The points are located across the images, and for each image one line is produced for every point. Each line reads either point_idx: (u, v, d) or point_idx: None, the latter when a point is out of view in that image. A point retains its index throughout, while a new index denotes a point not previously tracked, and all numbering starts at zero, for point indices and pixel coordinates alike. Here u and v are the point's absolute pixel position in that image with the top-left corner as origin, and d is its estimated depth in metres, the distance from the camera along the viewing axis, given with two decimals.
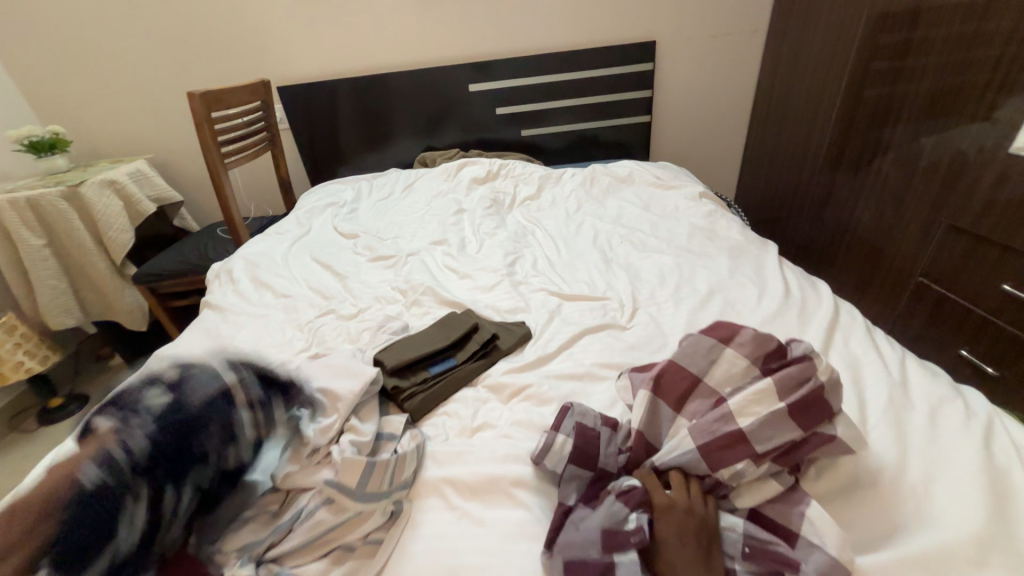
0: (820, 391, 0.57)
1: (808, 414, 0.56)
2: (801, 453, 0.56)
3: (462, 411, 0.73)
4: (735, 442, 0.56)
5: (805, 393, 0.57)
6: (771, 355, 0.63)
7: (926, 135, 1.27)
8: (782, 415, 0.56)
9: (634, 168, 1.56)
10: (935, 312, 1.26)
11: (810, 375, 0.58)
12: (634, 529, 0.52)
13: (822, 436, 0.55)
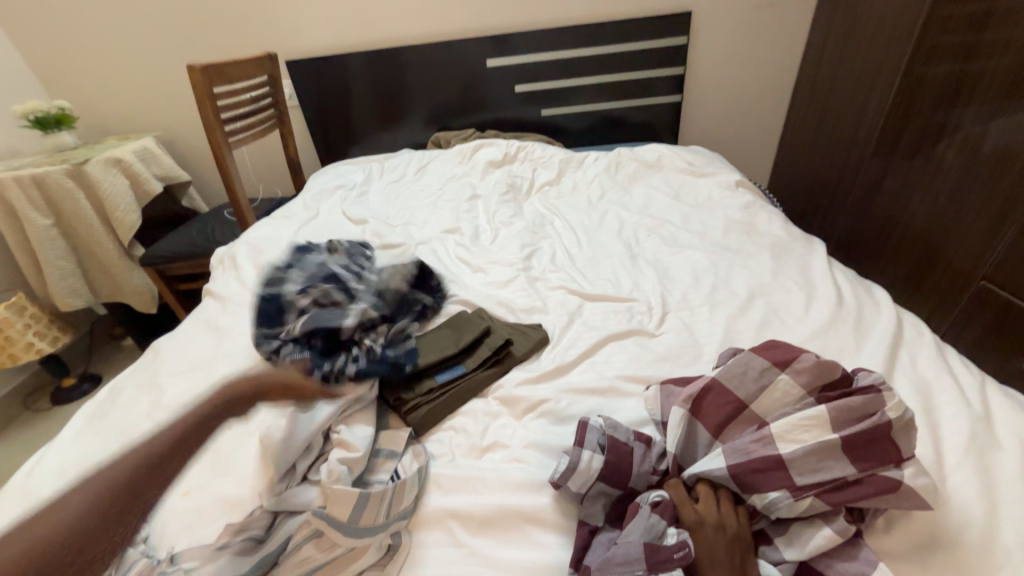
0: (885, 426, 0.47)
1: (867, 448, 0.46)
2: (853, 496, 0.45)
3: (471, 427, 0.65)
4: (772, 466, 0.48)
5: (864, 426, 0.47)
6: (831, 385, 0.54)
7: (999, 117, 1.13)
8: (830, 448, 0.47)
9: (664, 152, 1.43)
10: (999, 320, 1.14)
11: (875, 408, 0.49)
12: (676, 544, 0.45)
13: (883, 479, 0.45)
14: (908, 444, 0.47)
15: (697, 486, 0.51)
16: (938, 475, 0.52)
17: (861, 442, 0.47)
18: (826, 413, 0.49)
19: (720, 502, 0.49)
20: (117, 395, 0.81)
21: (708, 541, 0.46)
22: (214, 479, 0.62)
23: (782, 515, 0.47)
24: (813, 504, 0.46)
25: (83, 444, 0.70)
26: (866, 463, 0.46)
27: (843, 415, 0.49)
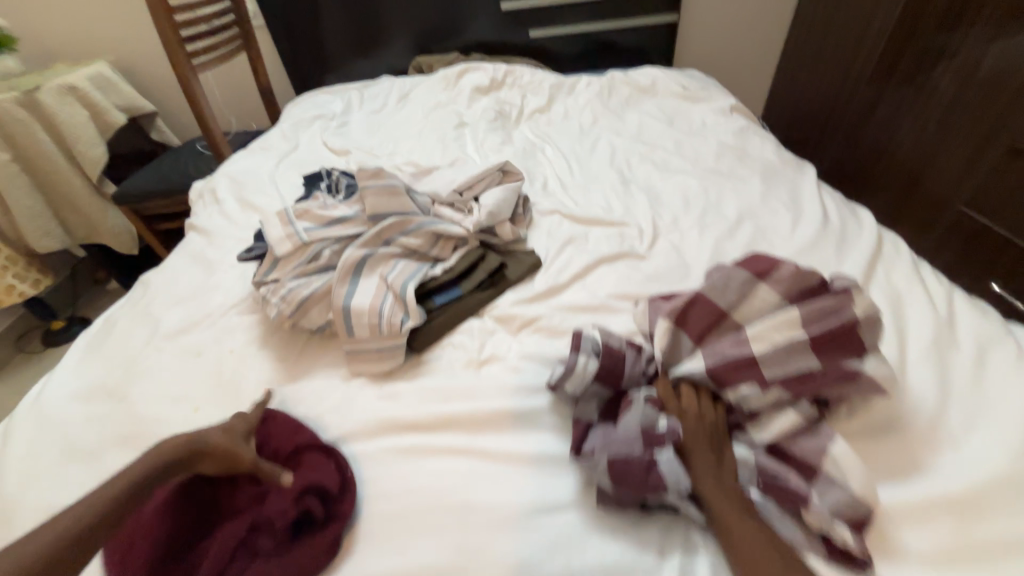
0: (850, 324, 0.50)
1: (831, 344, 0.51)
2: (818, 385, 0.50)
3: (468, 342, 0.68)
4: (745, 365, 0.52)
5: (834, 325, 0.51)
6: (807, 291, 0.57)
7: (1006, 37, 1.09)
8: (800, 345, 0.51)
9: (658, 76, 1.37)
10: (970, 243, 1.19)
11: (845, 308, 0.52)
12: (667, 428, 0.50)
13: (844, 371, 0.49)
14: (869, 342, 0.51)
15: (680, 386, 0.55)
16: (899, 368, 0.56)
17: (826, 340, 0.51)
18: (795, 315, 0.53)
19: (701, 397, 0.53)
20: (112, 326, 0.81)
21: (691, 426, 0.50)
22: (223, 397, 0.65)
23: (751, 406, 0.51)
24: (780, 395, 0.50)
25: (86, 371, 0.72)
26: (831, 359, 0.50)
27: (810, 316, 0.52)
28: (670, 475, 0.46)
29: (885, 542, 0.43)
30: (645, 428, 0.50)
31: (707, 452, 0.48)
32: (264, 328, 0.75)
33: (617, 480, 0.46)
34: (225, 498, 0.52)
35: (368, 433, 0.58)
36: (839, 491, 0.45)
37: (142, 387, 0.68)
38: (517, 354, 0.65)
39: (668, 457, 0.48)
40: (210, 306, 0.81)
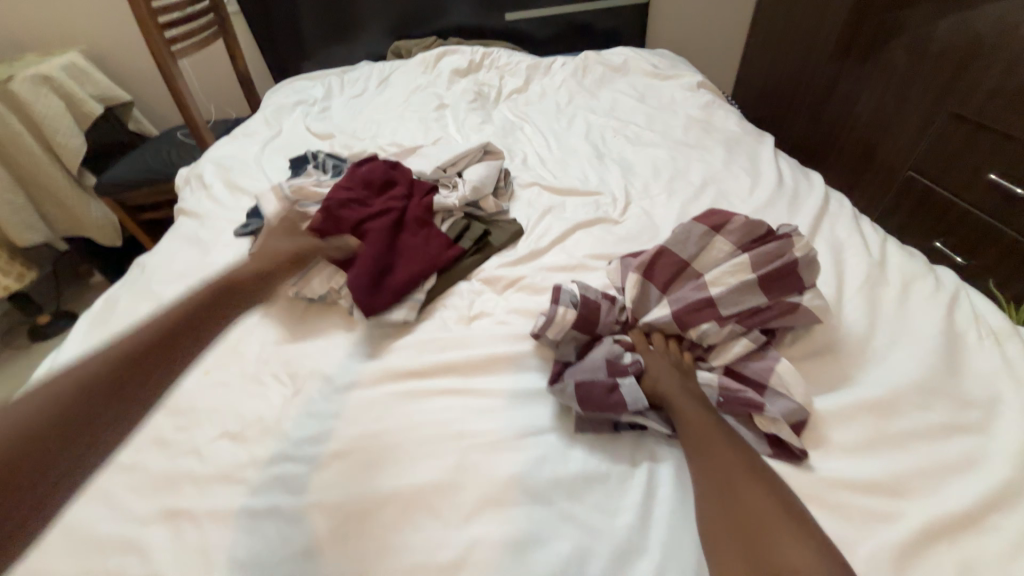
0: (791, 264, 0.59)
1: (776, 283, 0.59)
2: (766, 317, 0.58)
3: (459, 302, 0.74)
4: (705, 306, 0.60)
5: (779, 264, 0.59)
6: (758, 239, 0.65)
7: (948, 15, 1.16)
8: (752, 285, 0.59)
9: (630, 55, 1.43)
10: (918, 206, 1.29)
11: (787, 251, 0.60)
12: (631, 361, 0.59)
13: (786, 304, 0.58)
14: (809, 278, 0.59)
15: (651, 335, 0.63)
16: (837, 303, 0.65)
17: (770, 279, 0.59)
18: (748, 259, 0.60)
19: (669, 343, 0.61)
20: (114, 305, 0.84)
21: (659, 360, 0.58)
22: (232, 360, 0.70)
23: (711, 340, 0.59)
24: (734, 328, 0.58)
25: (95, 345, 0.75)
26: (776, 295, 0.58)
27: (759, 260, 0.60)
28: (630, 395, 0.54)
29: (818, 439, 0.52)
30: (610, 361, 0.59)
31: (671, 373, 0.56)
32: (266, 299, 0.80)
33: (584, 399, 0.54)
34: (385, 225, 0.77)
35: (370, 381, 0.63)
36: (787, 400, 0.53)
37: None
38: (504, 310, 0.72)
39: (629, 381, 0.56)
40: (210, 281, 0.84)
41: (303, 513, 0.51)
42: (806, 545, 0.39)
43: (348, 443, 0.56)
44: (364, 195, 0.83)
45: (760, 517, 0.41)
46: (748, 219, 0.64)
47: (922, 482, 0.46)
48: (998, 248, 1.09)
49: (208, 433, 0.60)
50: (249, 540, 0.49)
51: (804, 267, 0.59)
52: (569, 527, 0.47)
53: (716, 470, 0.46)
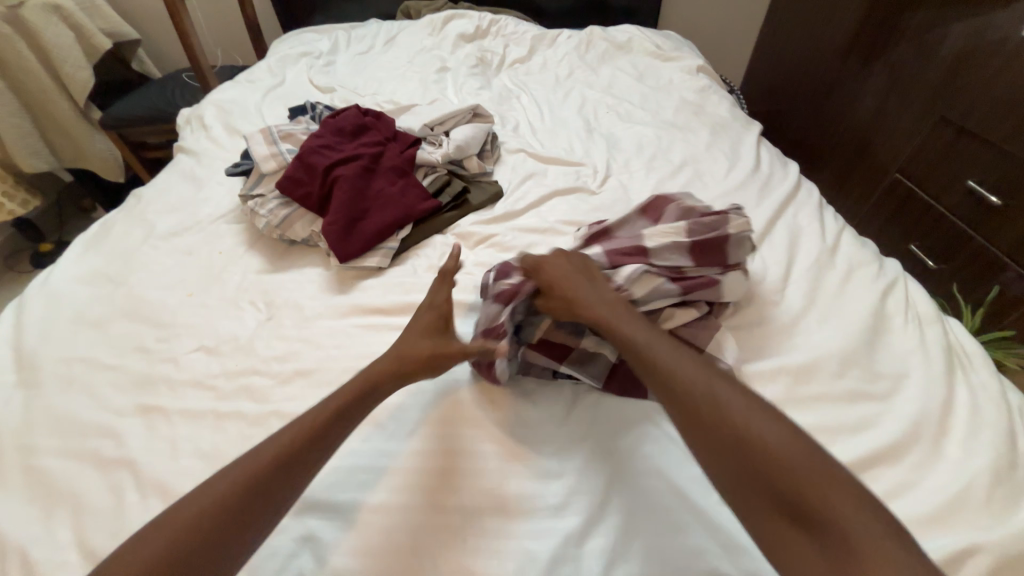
0: (723, 237, 0.62)
1: (707, 253, 0.62)
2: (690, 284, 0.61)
3: (431, 253, 0.78)
4: (638, 256, 0.62)
5: (714, 234, 0.62)
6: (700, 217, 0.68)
7: (952, 20, 1.16)
8: (683, 246, 0.62)
9: (635, 34, 1.43)
10: (900, 209, 1.31)
11: (723, 226, 0.63)
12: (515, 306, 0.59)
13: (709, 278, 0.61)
14: (740, 256, 0.64)
15: (532, 266, 0.60)
16: (782, 281, 0.69)
17: (701, 250, 0.62)
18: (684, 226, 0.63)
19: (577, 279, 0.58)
20: (108, 229, 0.88)
21: (560, 273, 0.57)
22: (214, 286, 0.74)
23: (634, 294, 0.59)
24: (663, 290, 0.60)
25: (88, 262, 0.79)
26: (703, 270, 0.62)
27: (694, 229, 0.63)
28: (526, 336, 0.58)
29: None
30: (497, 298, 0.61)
31: (583, 286, 0.56)
32: (252, 235, 0.84)
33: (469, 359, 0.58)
34: (353, 169, 0.81)
35: (339, 314, 0.68)
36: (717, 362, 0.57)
37: (139, 276, 0.76)
38: (472, 263, 0.76)
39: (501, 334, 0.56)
40: (200, 214, 0.89)
41: (263, 419, 0.56)
42: (823, 473, 0.39)
43: (312, 364, 0.61)
44: (335, 141, 0.87)
45: (744, 445, 0.40)
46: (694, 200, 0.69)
47: (821, 438, 0.51)
48: (968, 255, 1.12)
49: (186, 346, 0.65)
50: (214, 436, 0.55)
51: (736, 244, 0.63)
52: (500, 450, 0.52)
53: (689, 407, 0.44)
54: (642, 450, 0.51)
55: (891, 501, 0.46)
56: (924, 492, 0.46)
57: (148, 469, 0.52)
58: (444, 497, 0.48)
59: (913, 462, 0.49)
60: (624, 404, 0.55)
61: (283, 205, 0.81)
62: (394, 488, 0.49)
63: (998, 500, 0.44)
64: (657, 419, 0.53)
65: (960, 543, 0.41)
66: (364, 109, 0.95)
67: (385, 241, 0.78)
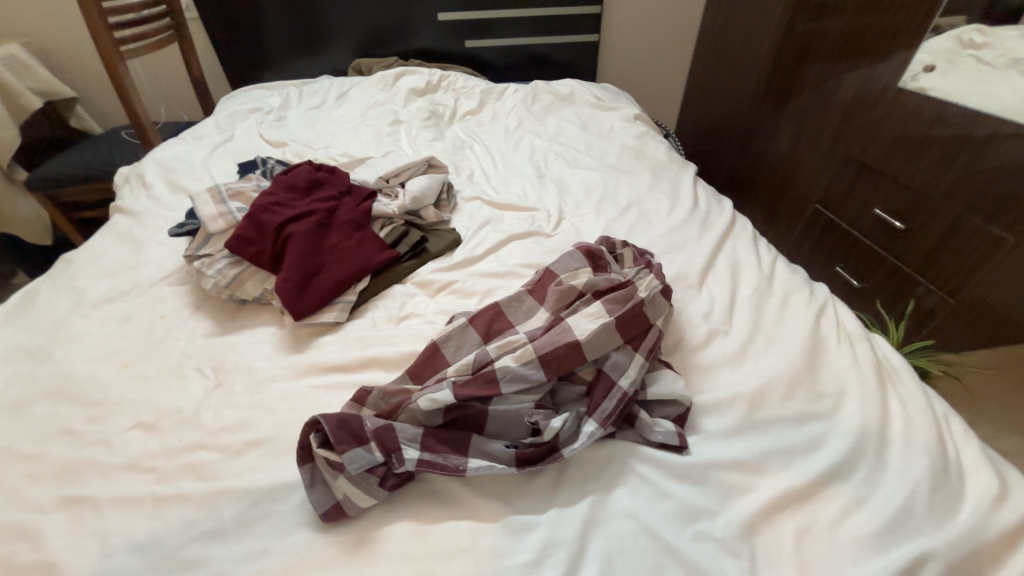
0: (640, 276, 0.69)
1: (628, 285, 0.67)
2: (629, 315, 0.61)
3: (391, 304, 0.78)
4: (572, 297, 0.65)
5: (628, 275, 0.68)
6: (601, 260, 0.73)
7: (841, 73, 1.33)
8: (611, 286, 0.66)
9: (576, 87, 1.55)
10: (823, 234, 1.45)
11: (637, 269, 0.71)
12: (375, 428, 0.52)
13: (640, 306, 0.62)
14: (662, 287, 0.69)
15: (521, 357, 0.57)
16: (728, 311, 0.73)
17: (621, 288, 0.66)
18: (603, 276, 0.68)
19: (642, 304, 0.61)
20: (32, 298, 0.81)
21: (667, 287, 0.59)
22: (154, 355, 0.69)
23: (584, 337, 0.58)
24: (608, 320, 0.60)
25: (6, 336, 0.72)
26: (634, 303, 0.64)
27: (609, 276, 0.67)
28: (352, 471, 0.49)
29: (695, 427, 0.58)
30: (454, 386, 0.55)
31: None
32: (198, 296, 0.80)
33: (323, 500, 0.49)
34: (308, 227, 0.80)
35: (296, 374, 0.65)
36: (678, 407, 0.58)
37: (67, 347, 0.70)
38: (434, 311, 0.76)
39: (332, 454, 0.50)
40: (139, 277, 0.84)
41: (210, 500, 0.51)
42: None
43: (266, 431, 0.57)
44: (287, 197, 0.86)
45: None
46: (601, 248, 0.75)
47: (779, 461, 0.54)
48: (884, 272, 1.25)
49: (120, 424, 0.59)
50: (153, 523, 0.49)
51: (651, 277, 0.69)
52: (465, 512, 0.50)
53: None
54: (609, 495, 0.51)
55: (847, 518, 0.48)
56: (876, 505, 0.49)
57: (72, 572, 0.46)
58: (414, 567, 0.45)
59: (863, 476, 0.52)
60: (593, 449, 0.55)
61: (233, 265, 0.79)
62: (361, 561, 0.46)
63: (936, 507, 0.48)
64: (628, 461, 0.53)
65: (912, 554, 0.44)
66: (317, 164, 0.96)
67: (341, 296, 0.76)
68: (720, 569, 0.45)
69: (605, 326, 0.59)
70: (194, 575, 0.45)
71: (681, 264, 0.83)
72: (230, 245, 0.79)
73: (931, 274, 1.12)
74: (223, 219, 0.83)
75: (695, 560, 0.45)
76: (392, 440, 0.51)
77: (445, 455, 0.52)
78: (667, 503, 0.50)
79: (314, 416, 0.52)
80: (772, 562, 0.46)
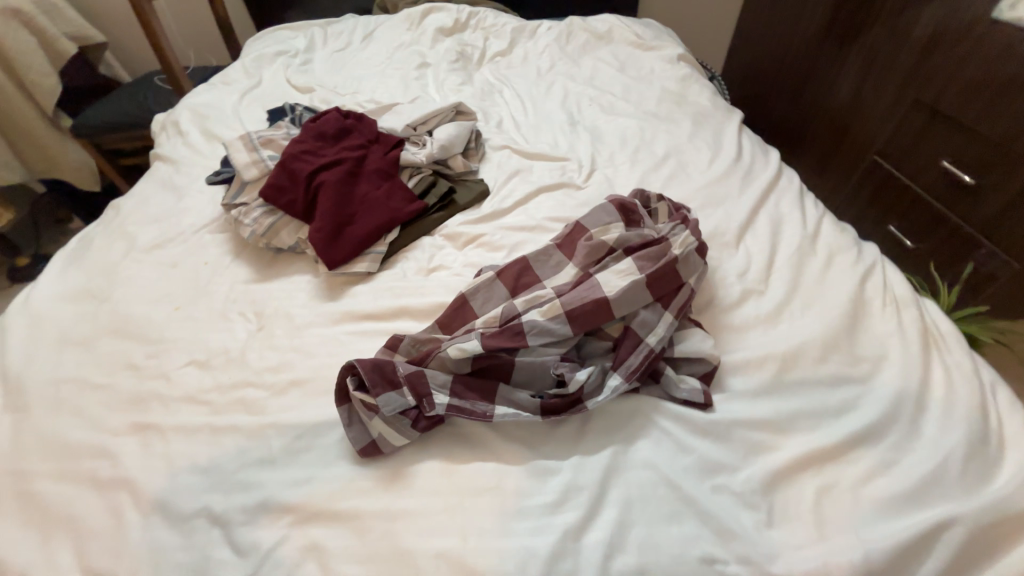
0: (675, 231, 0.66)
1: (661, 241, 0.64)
2: (661, 272, 0.59)
3: (420, 256, 0.79)
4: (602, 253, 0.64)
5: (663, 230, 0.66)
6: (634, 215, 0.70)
7: (922, 2, 1.16)
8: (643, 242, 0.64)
9: (615, 23, 1.42)
10: (878, 191, 1.34)
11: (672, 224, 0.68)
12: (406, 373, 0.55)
13: (672, 264, 0.60)
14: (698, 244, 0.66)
15: (549, 312, 0.57)
16: (766, 270, 0.70)
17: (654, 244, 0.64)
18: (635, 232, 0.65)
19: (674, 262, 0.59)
20: (88, 243, 0.86)
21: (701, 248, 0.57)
22: (201, 299, 0.73)
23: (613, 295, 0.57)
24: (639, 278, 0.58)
25: (69, 278, 0.78)
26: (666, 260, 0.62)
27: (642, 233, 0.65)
28: (386, 412, 0.52)
29: (721, 386, 0.58)
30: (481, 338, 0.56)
31: None
32: (237, 244, 0.83)
33: (360, 438, 0.53)
34: (338, 177, 0.80)
35: (331, 321, 0.68)
36: (706, 365, 0.58)
37: (123, 290, 0.75)
38: (462, 263, 0.76)
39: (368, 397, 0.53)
40: (182, 225, 0.87)
41: (259, 431, 0.56)
42: None
43: (306, 373, 0.61)
44: (317, 146, 0.86)
45: None
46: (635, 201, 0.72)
47: (807, 423, 0.53)
48: (944, 233, 1.16)
49: (176, 361, 0.65)
50: (211, 450, 0.55)
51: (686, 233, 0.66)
52: (491, 454, 0.53)
53: None
54: (631, 446, 0.52)
55: (871, 481, 0.48)
56: (904, 469, 0.48)
57: (146, 487, 0.52)
58: (445, 501, 0.48)
59: (894, 441, 0.51)
60: (617, 402, 0.56)
61: (268, 214, 0.81)
62: (396, 492, 0.50)
63: (969, 476, 0.47)
64: (651, 416, 0.54)
65: (936, 517, 0.44)
66: (345, 111, 0.94)
67: (371, 246, 0.77)
68: (737, 519, 0.47)
69: (635, 282, 0.58)
70: (249, 496, 0.50)
71: (718, 220, 0.79)
72: (264, 195, 0.80)
73: (997, 237, 1.03)
74: (256, 168, 0.84)
75: (712, 510, 0.47)
76: (421, 386, 0.54)
77: (472, 402, 0.54)
78: (688, 457, 0.51)
79: (349, 361, 0.54)
80: (788, 516, 0.47)
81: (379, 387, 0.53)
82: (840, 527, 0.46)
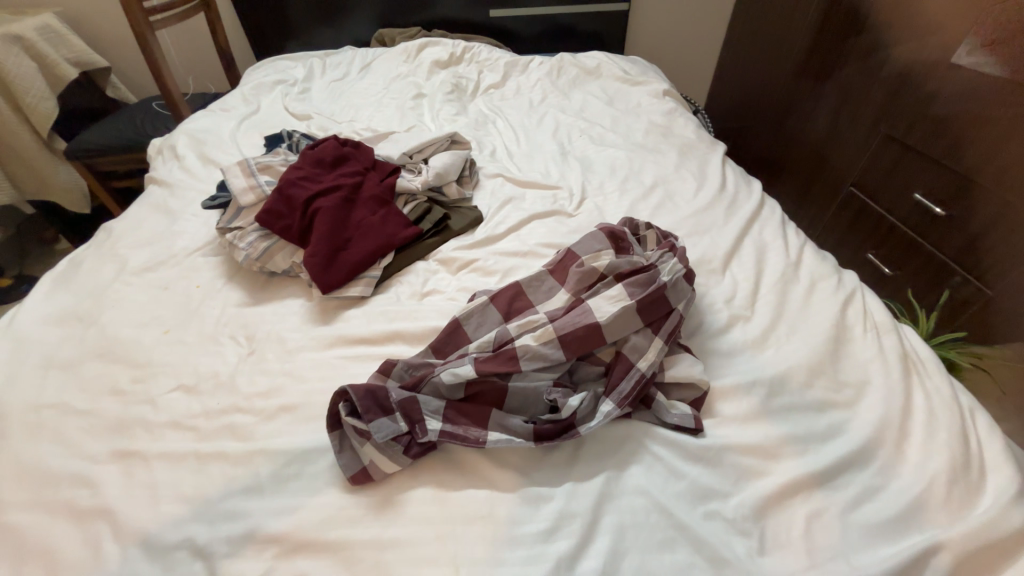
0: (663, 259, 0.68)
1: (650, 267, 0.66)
2: (651, 298, 0.61)
3: (414, 280, 0.79)
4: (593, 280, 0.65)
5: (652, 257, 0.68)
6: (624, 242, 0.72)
7: (889, 46, 1.25)
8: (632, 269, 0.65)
9: (603, 59, 1.49)
10: (856, 220, 1.39)
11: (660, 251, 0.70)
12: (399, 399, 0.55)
13: (661, 290, 0.62)
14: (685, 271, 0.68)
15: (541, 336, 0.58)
16: (751, 297, 0.72)
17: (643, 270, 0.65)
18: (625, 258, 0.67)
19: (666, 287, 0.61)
20: (77, 265, 0.85)
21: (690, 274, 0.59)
22: (191, 322, 0.73)
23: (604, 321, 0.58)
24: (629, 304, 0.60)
25: (56, 301, 0.77)
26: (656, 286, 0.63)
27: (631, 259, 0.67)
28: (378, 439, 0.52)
29: (711, 411, 0.58)
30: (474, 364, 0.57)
31: None
32: (230, 267, 0.83)
33: (351, 465, 0.52)
34: (334, 203, 0.82)
35: (323, 345, 0.68)
36: (696, 390, 0.59)
37: (112, 312, 0.74)
38: (455, 288, 0.77)
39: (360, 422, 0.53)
40: (176, 247, 0.87)
41: (246, 458, 0.55)
42: None
43: (297, 399, 0.61)
44: (314, 172, 0.88)
45: None
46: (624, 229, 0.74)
47: (795, 448, 0.54)
48: (918, 261, 1.20)
49: (163, 386, 0.64)
50: (196, 477, 0.53)
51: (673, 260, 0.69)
52: (483, 481, 0.52)
53: None
54: (624, 472, 0.52)
55: (859, 507, 0.49)
56: (891, 495, 0.49)
57: (126, 517, 0.50)
58: (436, 531, 0.48)
59: (880, 466, 0.52)
60: (610, 427, 0.56)
61: (263, 238, 0.81)
62: (386, 521, 0.49)
63: (954, 500, 0.48)
64: (644, 442, 0.55)
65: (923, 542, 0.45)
66: (342, 139, 0.96)
67: (366, 271, 0.78)
68: (730, 547, 0.47)
69: (626, 309, 0.59)
70: (235, 526, 0.49)
71: (705, 248, 0.82)
72: (260, 220, 0.81)
73: (970, 266, 1.08)
74: (252, 193, 0.85)
75: (706, 538, 0.47)
76: (415, 411, 0.54)
77: (466, 427, 0.54)
78: (680, 483, 0.51)
79: (342, 386, 0.54)
80: (781, 543, 0.47)
81: (372, 413, 0.53)
82: (831, 553, 0.46)
